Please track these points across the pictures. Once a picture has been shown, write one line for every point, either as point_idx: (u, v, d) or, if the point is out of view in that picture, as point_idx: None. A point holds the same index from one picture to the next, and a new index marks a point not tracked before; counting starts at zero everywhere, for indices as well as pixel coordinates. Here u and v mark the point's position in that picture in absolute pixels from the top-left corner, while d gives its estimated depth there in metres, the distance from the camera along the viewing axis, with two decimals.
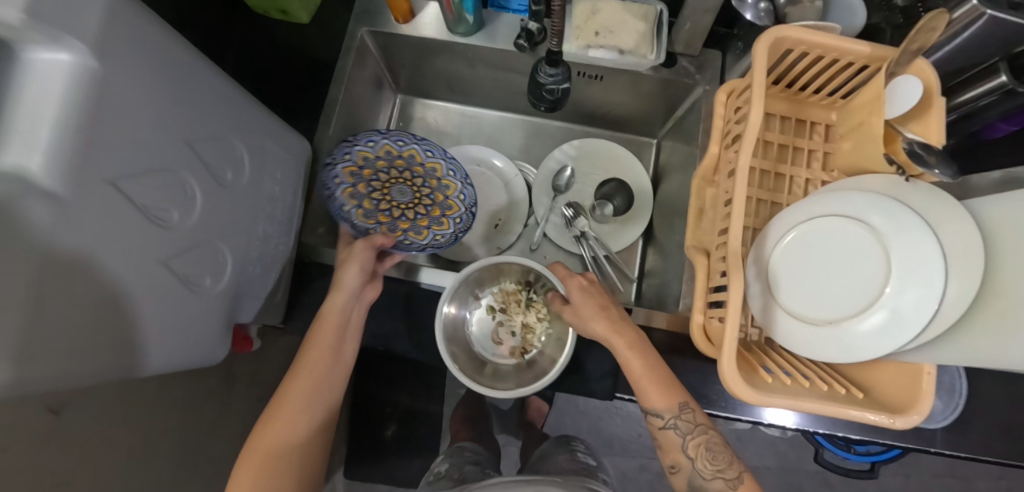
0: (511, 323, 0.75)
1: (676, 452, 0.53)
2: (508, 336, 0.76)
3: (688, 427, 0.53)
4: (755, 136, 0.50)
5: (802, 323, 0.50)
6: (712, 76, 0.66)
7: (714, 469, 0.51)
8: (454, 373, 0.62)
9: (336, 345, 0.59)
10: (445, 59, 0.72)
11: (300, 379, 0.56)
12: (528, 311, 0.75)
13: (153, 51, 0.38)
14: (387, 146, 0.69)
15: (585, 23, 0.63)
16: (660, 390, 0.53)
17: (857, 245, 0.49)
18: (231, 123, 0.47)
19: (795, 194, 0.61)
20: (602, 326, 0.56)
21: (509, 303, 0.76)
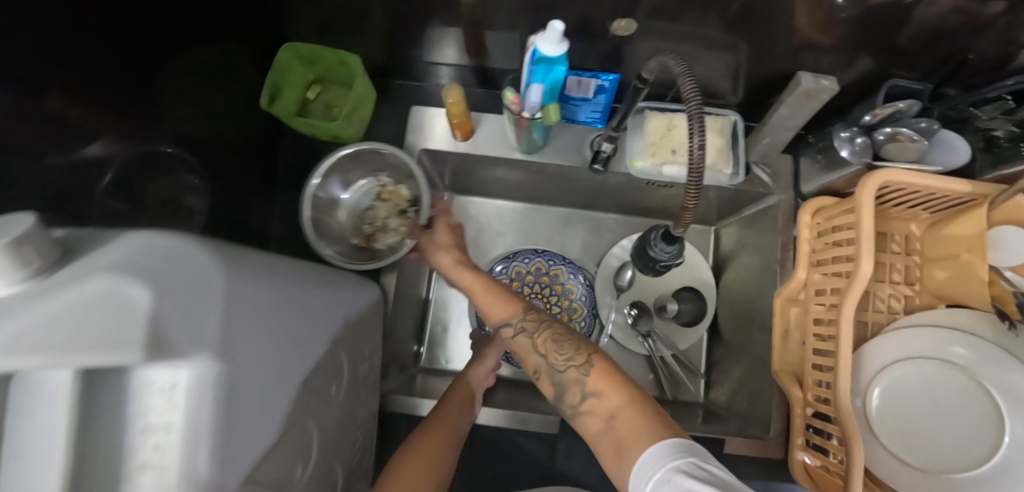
0: (378, 209, 0.63)
1: (530, 355, 0.45)
2: (364, 214, 0.64)
3: (534, 325, 0.46)
4: (866, 283, 0.50)
5: (911, 467, 0.51)
6: (787, 184, 0.63)
7: (564, 358, 0.43)
8: (303, 223, 0.56)
9: (461, 415, 0.55)
10: (502, 167, 0.68)
11: (430, 428, 0.50)
12: (397, 216, 0.63)
13: (270, 303, 0.34)
14: (538, 264, 0.74)
15: (660, 139, 0.60)
16: (497, 299, 0.49)
17: (958, 387, 0.51)
18: (331, 330, 0.43)
19: (880, 310, 0.59)
20: (446, 259, 0.54)
21: (382, 199, 0.63)
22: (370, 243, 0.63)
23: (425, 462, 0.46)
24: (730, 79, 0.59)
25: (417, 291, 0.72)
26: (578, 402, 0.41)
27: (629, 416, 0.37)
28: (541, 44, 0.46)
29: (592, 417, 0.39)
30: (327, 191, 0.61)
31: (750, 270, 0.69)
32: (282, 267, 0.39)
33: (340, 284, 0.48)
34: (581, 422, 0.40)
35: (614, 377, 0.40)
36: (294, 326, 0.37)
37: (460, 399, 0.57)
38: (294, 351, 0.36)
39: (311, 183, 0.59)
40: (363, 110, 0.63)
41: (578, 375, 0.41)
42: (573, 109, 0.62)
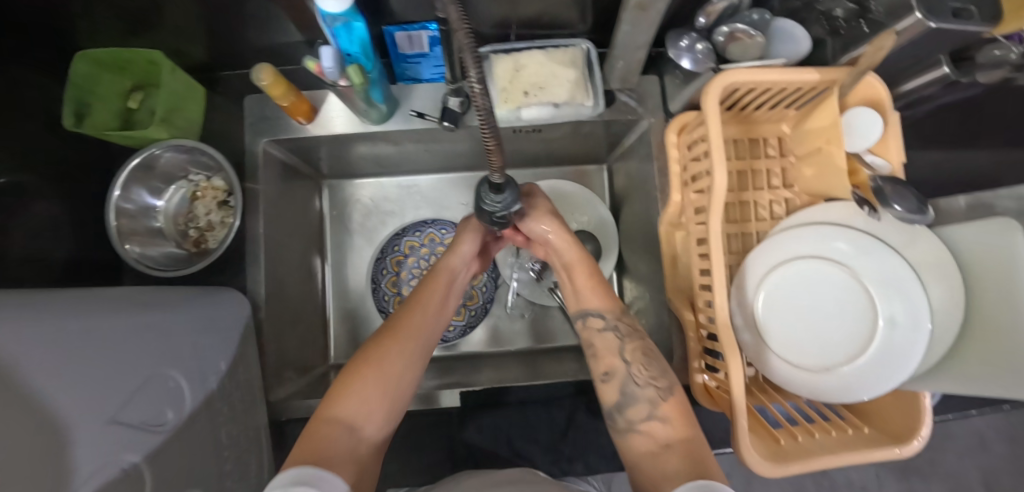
0: (196, 211, 0.57)
1: (613, 355, 0.49)
2: (183, 221, 0.57)
3: (627, 332, 0.50)
4: (723, 196, 0.47)
5: (800, 370, 0.50)
6: (655, 106, 0.61)
7: (648, 377, 0.47)
8: (107, 227, 0.49)
9: (432, 318, 0.52)
10: (366, 143, 0.64)
11: (396, 336, 0.48)
12: (219, 209, 0.57)
13: (34, 328, 0.31)
14: (431, 235, 0.73)
15: (511, 83, 0.57)
16: (602, 292, 0.53)
17: (835, 282, 0.51)
18: (150, 356, 0.39)
19: (764, 217, 0.59)
20: (555, 226, 0.54)
21: (198, 196, 0.58)
22: (202, 246, 0.57)
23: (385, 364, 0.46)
24: (572, 7, 0.55)
25: (310, 292, 0.69)
26: (641, 418, 0.45)
27: (679, 449, 0.41)
28: (321, 2, 0.41)
29: (648, 437, 0.44)
30: (136, 200, 0.54)
31: (641, 202, 0.67)
32: (45, 306, 0.34)
33: (163, 305, 0.45)
34: (631, 437, 0.45)
35: (691, 416, 0.44)
36: (75, 365, 0.32)
37: (439, 290, 0.54)
38: (82, 391, 0.32)
39: (113, 194, 0.51)
40: (182, 111, 0.55)
41: (655, 396, 0.45)
42: (416, 67, 0.60)
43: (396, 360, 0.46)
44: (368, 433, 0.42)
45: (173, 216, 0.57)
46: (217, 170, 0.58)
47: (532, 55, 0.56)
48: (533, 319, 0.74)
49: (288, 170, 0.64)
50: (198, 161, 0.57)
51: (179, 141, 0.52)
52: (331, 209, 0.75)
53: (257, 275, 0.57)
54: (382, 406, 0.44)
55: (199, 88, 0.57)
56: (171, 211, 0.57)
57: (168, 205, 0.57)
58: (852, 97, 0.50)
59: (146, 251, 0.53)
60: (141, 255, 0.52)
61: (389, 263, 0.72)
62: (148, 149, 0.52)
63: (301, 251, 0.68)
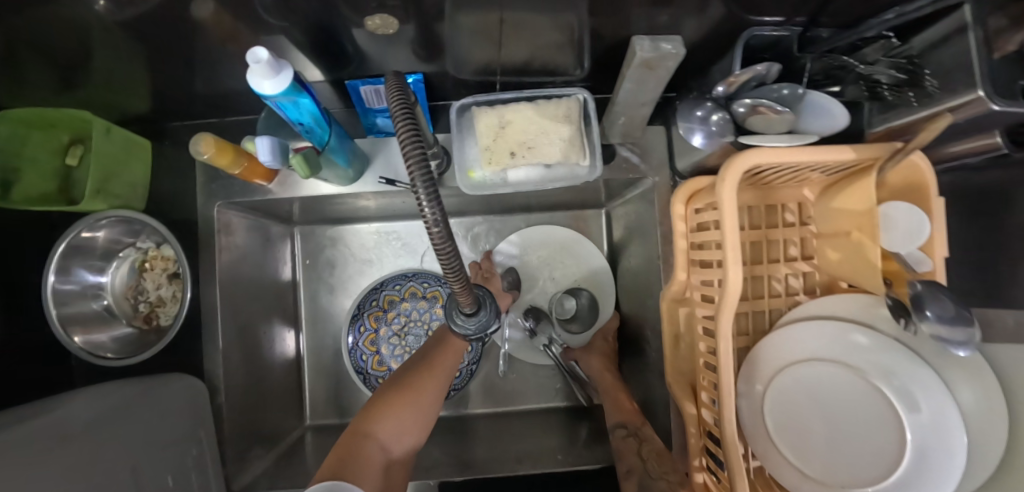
0: (144, 286, 0.52)
1: (631, 453, 0.48)
2: (131, 298, 0.52)
3: (647, 439, 0.50)
4: (738, 294, 0.41)
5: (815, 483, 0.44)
6: (659, 163, 0.54)
7: (662, 471, 0.46)
8: (44, 317, 0.44)
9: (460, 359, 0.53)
10: (336, 199, 0.58)
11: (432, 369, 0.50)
12: (168, 284, 0.52)
13: None
14: (412, 288, 0.68)
15: (494, 141, 0.49)
16: (626, 403, 0.55)
17: (853, 384, 0.45)
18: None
19: (779, 294, 0.52)
20: (598, 362, 0.61)
21: (146, 267, 0.52)
22: (152, 322, 0.52)
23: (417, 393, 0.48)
24: (568, 54, 0.47)
25: (281, 356, 0.63)
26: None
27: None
28: (254, 83, 0.34)
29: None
30: (76, 279, 0.48)
31: (641, 261, 0.61)
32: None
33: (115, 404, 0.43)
34: None
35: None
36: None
37: None
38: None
39: (46, 279, 0.45)
40: (121, 176, 0.49)
41: None
42: (388, 120, 0.52)
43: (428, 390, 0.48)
44: (400, 452, 0.45)
45: (122, 292, 0.52)
46: (163, 240, 0.52)
47: (518, 109, 0.49)
48: (523, 379, 0.69)
49: (250, 227, 0.58)
50: (141, 232, 0.51)
51: (119, 213, 0.46)
52: (304, 258, 0.69)
53: (217, 353, 0.52)
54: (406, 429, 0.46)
55: (142, 146, 0.51)
56: (117, 288, 0.51)
57: (114, 281, 0.51)
58: (894, 177, 0.43)
59: (90, 336, 0.48)
60: (86, 343, 0.47)
61: (367, 320, 0.67)
62: (78, 228, 0.46)
63: (272, 310, 0.62)
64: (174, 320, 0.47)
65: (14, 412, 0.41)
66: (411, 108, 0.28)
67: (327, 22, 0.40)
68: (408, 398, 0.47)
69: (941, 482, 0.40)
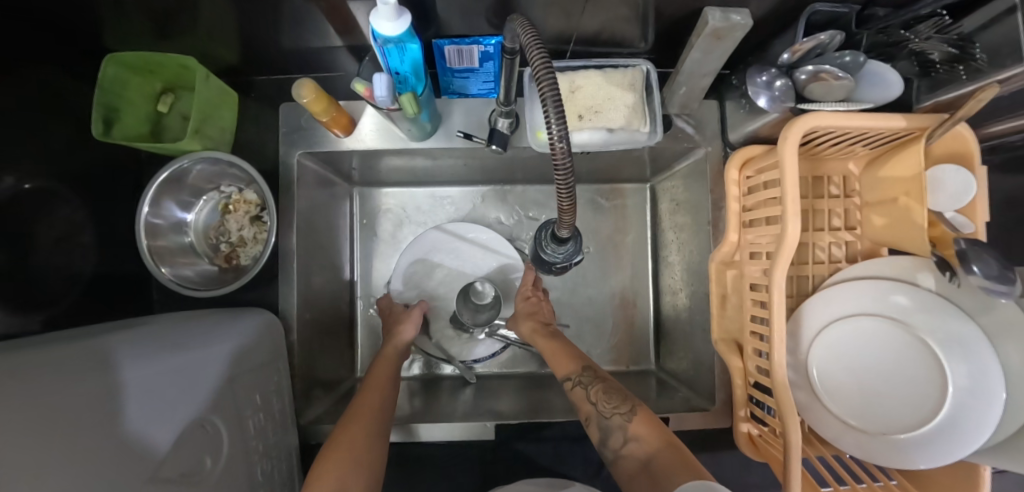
0: (227, 227, 0.55)
1: (583, 403, 0.51)
2: (216, 238, 0.55)
3: (591, 379, 0.52)
4: (794, 246, 0.44)
5: (859, 432, 0.47)
6: (713, 134, 0.58)
7: (611, 406, 0.48)
8: (140, 244, 0.47)
9: (384, 401, 0.51)
10: (405, 158, 0.62)
11: (350, 419, 0.47)
12: (250, 225, 0.55)
13: (82, 365, 0.33)
14: None
15: (563, 105, 0.53)
16: (565, 355, 0.56)
17: (892, 339, 0.49)
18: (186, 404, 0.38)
19: (822, 261, 0.56)
20: (527, 326, 0.62)
21: (230, 209, 0.55)
22: (232, 261, 0.55)
23: (347, 444, 0.44)
24: (634, 26, 0.51)
25: (337, 308, 0.67)
26: (620, 445, 0.46)
27: (664, 463, 0.41)
28: (376, 23, 0.38)
29: (631, 458, 0.44)
30: (166, 215, 0.51)
31: (686, 229, 0.64)
32: (68, 366, 0.33)
33: (203, 331, 0.46)
34: (618, 463, 0.45)
35: (658, 427, 0.45)
36: (98, 426, 0.30)
37: (384, 367, 0.55)
38: (112, 461, 0.30)
39: (143, 211, 0.48)
40: (215, 120, 0.52)
41: (623, 421, 0.46)
42: (463, 81, 0.56)
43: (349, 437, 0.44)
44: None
45: (208, 232, 0.55)
46: (251, 183, 0.55)
47: (587, 74, 0.52)
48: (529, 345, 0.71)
49: (320, 180, 0.61)
50: (230, 174, 0.54)
51: (217, 153, 0.49)
52: (360, 217, 0.72)
53: (289, 295, 0.55)
54: (350, 475, 0.41)
55: (232, 97, 0.54)
56: (206, 228, 0.55)
57: (198, 220, 0.55)
58: (939, 147, 0.47)
59: (176, 268, 0.51)
60: (174, 274, 0.50)
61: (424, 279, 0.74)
62: (178, 162, 0.50)
63: (333, 261, 0.66)
64: (258, 256, 0.50)
65: (115, 329, 0.44)
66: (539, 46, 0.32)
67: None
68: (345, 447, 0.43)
69: (984, 427, 0.43)
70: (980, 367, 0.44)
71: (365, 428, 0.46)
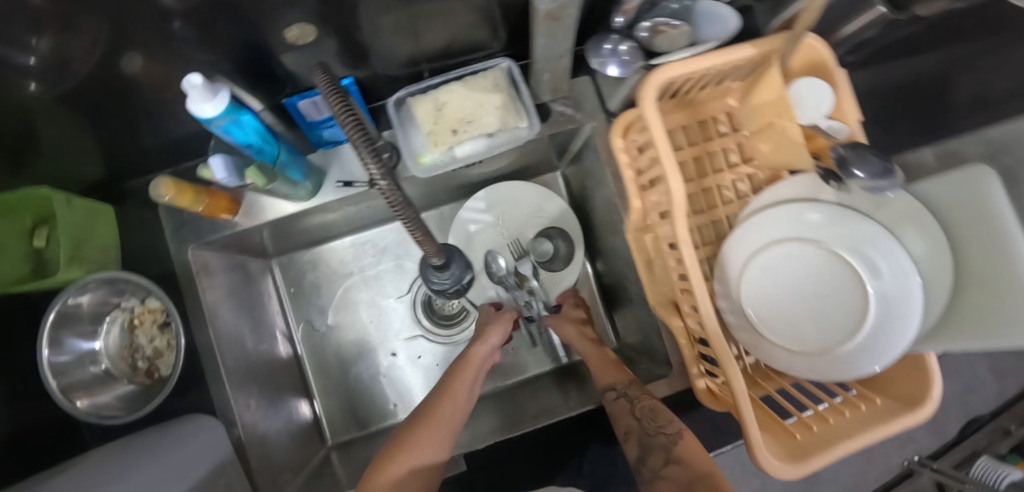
0: (138, 344, 0.53)
1: (626, 416, 0.50)
2: (128, 358, 0.53)
3: (637, 391, 0.52)
4: (685, 201, 0.43)
5: (801, 355, 0.47)
6: (594, 109, 0.57)
7: (657, 425, 0.48)
8: (48, 389, 0.44)
9: (460, 407, 0.50)
10: (306, 219, 0.60)
11: (428, 422, 0.47)
12: (162, 334, 0.54)
13: None
14: None
15: (436, 123, 0.52)
16: (613, 367, 0.56)
17: (813, 256, 0.49)
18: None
19: (731, 200, 0.56)
20: (573, 329, 0.61)
21: (136, 323, 0.53)
22: (155, 375, 0.53)
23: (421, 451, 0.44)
24: (481, 28, 0.50)
25: (287, 386, 0.65)
26: (660, 465, 0.46)
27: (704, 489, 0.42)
28: (195, 108, 0.36)
29: (670, 482, 0.44)
30: (70, 349, 0.48)
31: (603, 204, 0.64)
32: None
33: (129, 456, 0.43)
34: (657, 485, 0.46)
35: (704, 453, 0.46)
36: None
37: (467, 370, 0.54)
38: None
39: (43, 353, 0.45)
40: (91, 242, 0.50)
41: (668, 443, 0.47)
42: (333, 130, 0.55)
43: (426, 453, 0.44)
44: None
45: (119, 354, 0.53)
46: (144, 295, 0.53)
47: (450, 88, 0.52)
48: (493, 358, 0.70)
49: (227, 265, 0.60)
50: (125, 290, 0.52)
51: (108, 273, 0.48)
52: (288, 286, 0.71)
53: (223, 389, 0.53)
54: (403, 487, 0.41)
55: (103, 211, 0.52)
56: (114, 351, 0.52)
57: (107, 344, 0.52)
58: (796, 62, 0.47)
59: (92, 401, 0.48)
60: (92, 406, 0.48)
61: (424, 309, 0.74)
62: (66, 295, 0.47)
63: (268, 340, 0.64)
64: (172, 363, 0.48)
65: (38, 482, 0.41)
66: (347, 95, 0.30)
67: (250, 40, 0.43)
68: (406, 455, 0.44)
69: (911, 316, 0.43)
70: (899, 263, 0.44)
71: (441, 437, 0.46)
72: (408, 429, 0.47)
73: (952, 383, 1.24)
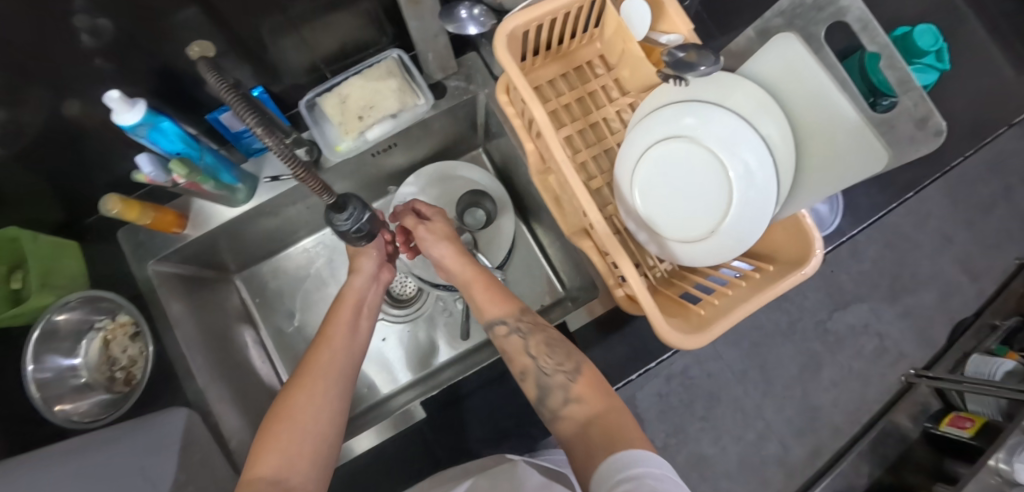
0: (114, 356, 0.59)
1: (521, 355, 0.53)
2: (107, 370, 0.59)
3: (528, 328, 0.55)
4: (551, 125, 0.49)
5: (693, 242, 0.53)
6: (483, 78, 0.65)
7: (555, 364, 0.51)
8: (32, 400, 0.50)
9: (340, 354, 0.53)
10: (253, 225, 0.67)
11: (304, 375, 0.50)
12: (134, 342, 0.59)
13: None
14: None
15: (343, 114, 0.60)
16: (500, 299, 0.58)
17: (692, 153, 0.54)
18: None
19: (617, 129, 0.63)
20: (450, 251, 0.61)
21: (110, 338, 0.59)
22: (131, 381, 0.58)
23: (302, 405, 0.47)
24: (366, 27, 0.59)
25: (263, 384, 0.70)
26: (560, 405, 0.49)
27: (602, 424, 0.45)
28: (118, 119, 0.44)
29: (570, 419, 0.47)
30: (51, 366, 0.54)
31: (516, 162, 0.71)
32: None
33: (102, 445, 0.48)
34: (558, 423, 0.48)
35: (602, 390, 0.49)
36: None
37: (347, 309, 0.58)
38: None
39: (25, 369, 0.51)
40: (60, 271, 0.57)
41: (565, 381, 0.50)
42: (257, 139, 0.62)
43: (310, 415, 0.47)
44: (297, 479, 0.43)
45: (98, 367, 0.58)
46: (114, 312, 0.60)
47: (349, 81, 0.60)
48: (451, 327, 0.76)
49: (189, 279, 0.66)
50: (95, 309, 0.58)
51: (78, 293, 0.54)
52: (255, 297, 0.77)
53: (192, 383, 0.58)
54: (292, 457, 0.44)
55: (69, 244, 0.59)
56: (93, 365, 0.58)
57: (87, 359, 0.58)
58: None
59: (75, 410, 0.54)
60: (74, 411, 0.53)
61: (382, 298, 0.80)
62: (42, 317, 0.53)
63: (237, 344, 0.69)
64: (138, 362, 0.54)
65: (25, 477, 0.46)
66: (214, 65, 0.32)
67: (164, 67, 0.51)
68: (288, 418, 0.46)
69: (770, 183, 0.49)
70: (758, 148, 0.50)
71: (324, 388, 0.50)
72: (291, 382, 0.50)
73: (932, 291, 1.22)
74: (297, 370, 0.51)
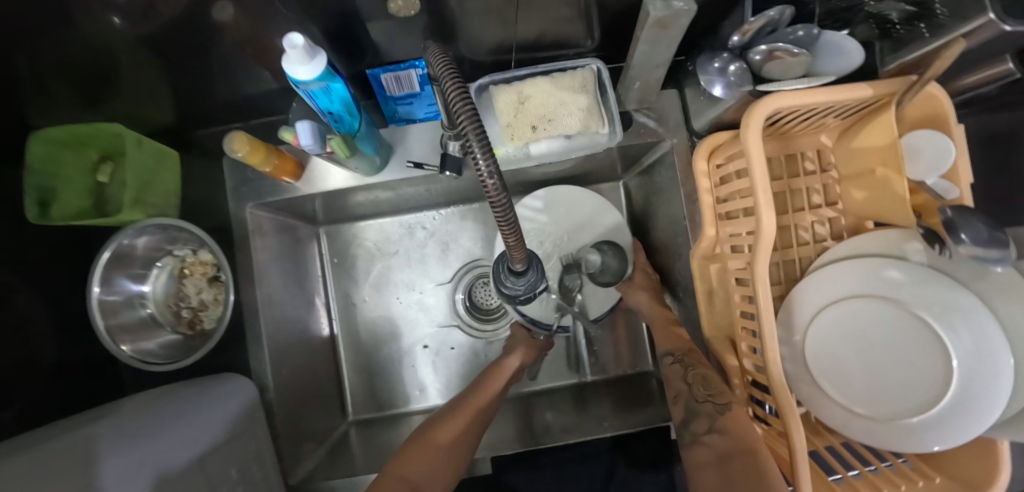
0: (185, 294, 0.53)
1: (678, 380, 0.52)
2: (175, 308, 0.53)
3: (693, 361, 0.53)
4: (773, 238, 0.40)
5: (858, 416, 0.45)
6: (676, 125, 0.55)
7: (707, 393, 0.49)
8: (100, 331, 0.44)
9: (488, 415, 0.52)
10: (363, 193, 0.59)
11: (461, 416, 0.50)
12: (210, 287, 0.53)
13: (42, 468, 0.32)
14: None
15: (515, 116, 0.51)
16: (671, 335, 0.58)
17: (890, 317, 0.45)
18: None
19: (806, 242, 0.53)
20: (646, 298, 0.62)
21: (186, 273, 0.53)
22: (197, 327, 0.53)
23: (446, 440, 0.47)
24: (580, 27, 0.48)
25: (320, 347, 0.65)
26: (702, 431, 0.46)
27: (743, 460, 0.40)
28: (289, 69, 0.35)
29: (709, 447, 0.43)
30: (119, 290, 0.48)
31: (666, 222, 0.62)
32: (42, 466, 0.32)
33: (166, 413, 0.43)
34: (695, 449, 0.45)
35: (748, 425, 0.43)
36: None
37: (498, 379, 0.56)
38: None
39: (93, 291, 0.45)
40: (155, 187, 0.50)
41: (714, 411, 0.46)
42: (408, 108, 0.54)
43: (450, 449, 0.46)
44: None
45: (167, 302, 0.52)
46: (194, 247, 0.53)
47: (537, 82, 0.50)
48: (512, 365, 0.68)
49: (279, 227, 0.59)
50: (177, 239, 0.52)
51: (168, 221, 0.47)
52: (332, 256, 0.71)
53: (261, 352, 0.52)
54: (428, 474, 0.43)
55: (171, 155, 0.52)
56: (162, 299, 0.52)
57: (155, 289, 0.52)
58: (910, 112, 0.43)
59: (137, 347, 0.48)
60: (136, 352, 0.48)
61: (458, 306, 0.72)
62: (121, 237, 0.47)
63: (307, 305, 0.64)
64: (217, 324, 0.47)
65: (76, 425, 0.41)
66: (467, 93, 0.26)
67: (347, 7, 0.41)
68: (433, 445, 0.45)
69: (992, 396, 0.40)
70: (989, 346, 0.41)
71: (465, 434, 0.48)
72: (439, 419, 0.50)
73: None
74: (442, 411, 0.51)
